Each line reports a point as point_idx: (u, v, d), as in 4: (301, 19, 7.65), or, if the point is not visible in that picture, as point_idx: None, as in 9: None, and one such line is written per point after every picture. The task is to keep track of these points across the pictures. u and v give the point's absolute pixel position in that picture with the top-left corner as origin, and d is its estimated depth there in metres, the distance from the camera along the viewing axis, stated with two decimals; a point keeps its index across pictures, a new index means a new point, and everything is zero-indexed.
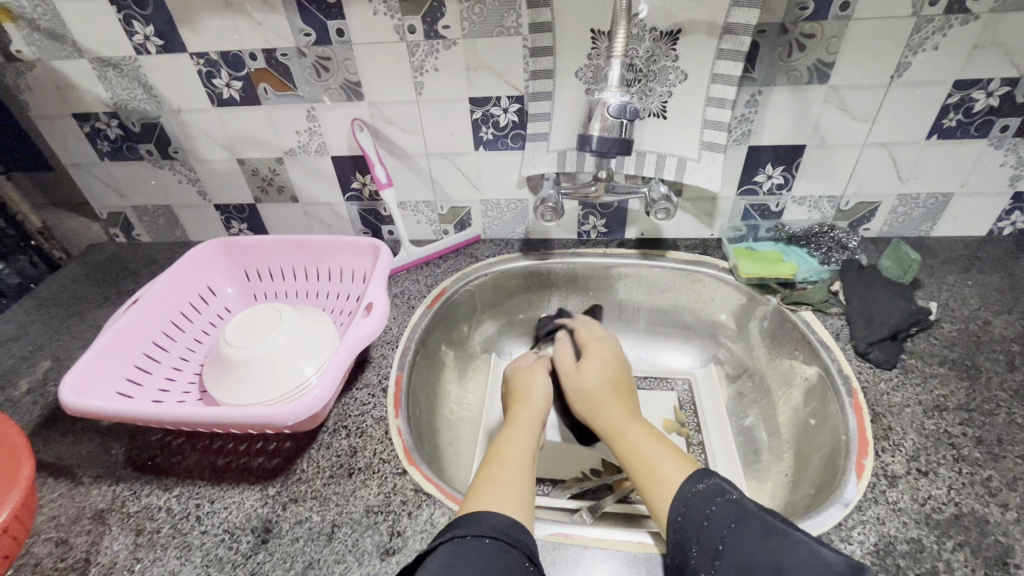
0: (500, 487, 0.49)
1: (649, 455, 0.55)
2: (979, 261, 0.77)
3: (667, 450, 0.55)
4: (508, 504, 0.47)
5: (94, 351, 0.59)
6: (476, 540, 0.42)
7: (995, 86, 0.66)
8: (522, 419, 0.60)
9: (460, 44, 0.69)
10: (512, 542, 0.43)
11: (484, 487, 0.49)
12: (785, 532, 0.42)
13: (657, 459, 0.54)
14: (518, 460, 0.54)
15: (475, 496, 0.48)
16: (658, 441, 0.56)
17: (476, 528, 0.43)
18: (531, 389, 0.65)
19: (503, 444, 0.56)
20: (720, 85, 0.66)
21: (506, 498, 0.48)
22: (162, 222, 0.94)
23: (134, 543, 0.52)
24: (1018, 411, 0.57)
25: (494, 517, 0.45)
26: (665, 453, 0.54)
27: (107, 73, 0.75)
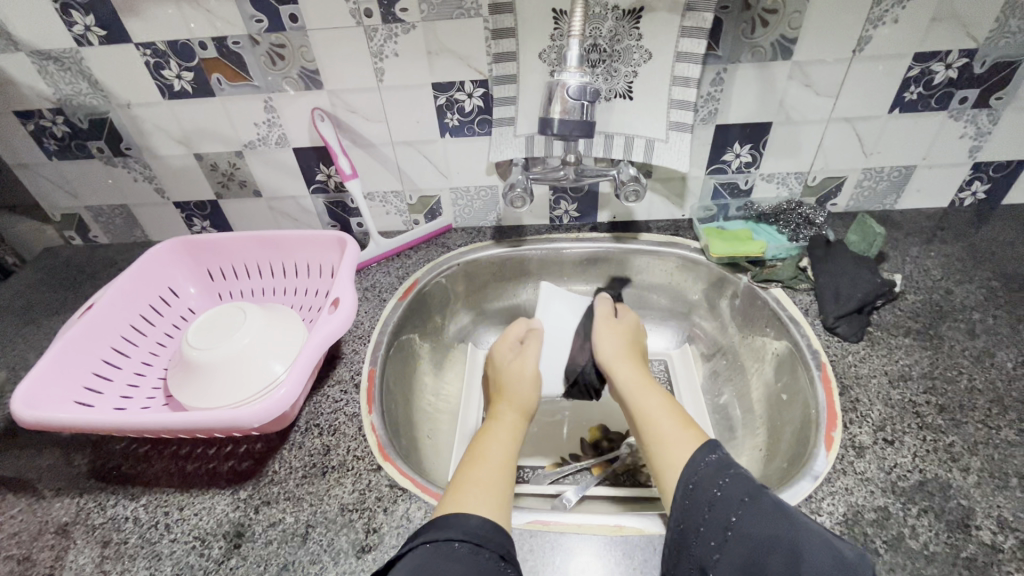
0: (483, 490, 0.48)
1: (661, 420, 0.54)
2: (941, 232, 0.79)
3: (676, 418, 0.55)
4: (491, 503, 0.47)
5: (48, 360, 0.57)
6: (450, 544, 0.42)
7: (954, 58, 0.67)
8: (503, 417, 0.58)
9: (420, 27, 0.66)
10: (486, 542, 0.42)
11: (466, 486, 0.48)
12: (793, 514, 0.41)
13: (669, 425, 0.54)
14: (501, 457, 0.52)
15: (454, 495, 0.47)
16: (669, 407, 0.56)
17: (448, 532, 0.43)
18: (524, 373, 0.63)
19: (484, 443, 0.55)
20: (685, 64, 0.65)
21: (491, 498, 0.47)
22: (120, 222, 0.90)
23: (101, 555, 0.50)
24: (979, 377, 0.59)
25: (471, 520, 0.44)
26: (677, 424, 0.53)
27: (47, 66, 0.71)
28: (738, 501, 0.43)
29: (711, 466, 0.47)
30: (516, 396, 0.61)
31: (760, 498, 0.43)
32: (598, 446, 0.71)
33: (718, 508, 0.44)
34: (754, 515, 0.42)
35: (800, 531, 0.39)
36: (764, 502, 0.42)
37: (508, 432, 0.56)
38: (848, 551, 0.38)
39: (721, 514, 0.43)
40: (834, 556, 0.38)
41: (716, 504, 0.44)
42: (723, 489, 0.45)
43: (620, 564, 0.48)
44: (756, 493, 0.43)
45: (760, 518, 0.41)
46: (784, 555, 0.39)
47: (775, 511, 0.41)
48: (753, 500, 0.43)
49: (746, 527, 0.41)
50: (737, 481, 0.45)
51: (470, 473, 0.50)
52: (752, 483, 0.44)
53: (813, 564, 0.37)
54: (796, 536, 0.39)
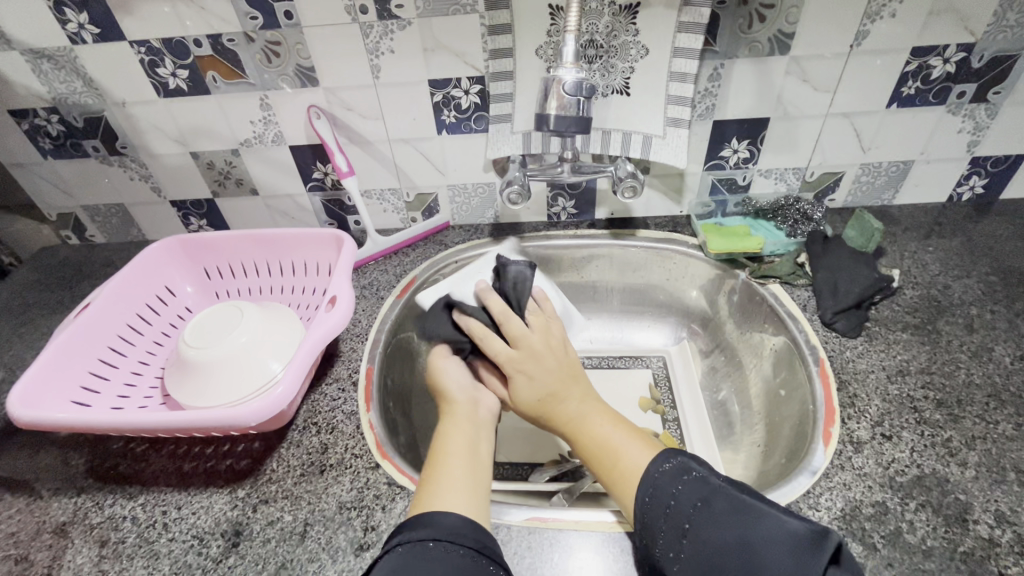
0: (453, 488, 0.47)
1: (611, 443, 0.51)
2: (940, 227, 0.79)
3: (628, 436, 0.51)
4: (465, 501, 0.46)
5: (44, 359, 0.57)
6: (422, 544, 0.41)
7: (951, 52, 0.67)
8: (458, 414, 0.55)
9: (415, 24, 0.66)
10: (461, 539, 0.42)
11: (437, 485, 0.47)
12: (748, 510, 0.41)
13: (619, 451, 0.50)
14: (463, 453, 0.51)
15: (426, 494, 0.47)
16: (619, 426, 0.52)
17: (422, 532, 0.42)
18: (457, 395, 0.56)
19: (443, 439, 0.52)
20: (682, 59, 0.65)
21: (465, 496, 0.46)
22: (117, 221, 0.90)
23: (99, 555, 0.50)
24: (977, 372, 0.59)
25: (447, 518, 0.43)
26: (628, 438, 0.51)
27: (41, 65, 0.71)
28: (692, 506, 0.43)
29: (666, 473, 0.47)
30: (456, 397, 0.56)
31: (711, 500, 0.43)
32: None
33: (674, 514, 0.44)
34: (706, 520, 0.42)
35: (749, 529, 0.40)
36: (716, 505, 0.42)
37: (465, 428, 0.53)
38: (802, 533, 0.38)
39: (677, 521, 0.43)
40: (791, 546, 0.38)
41: (673, 511, 0.44)
42: (678, 495, 0.45)
43: (619, 560, 0.48)
44: (710, 496, 0.43)
45: (711, 524, 0.42)
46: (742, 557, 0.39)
47: (729, 512, 0.42)
48: (707, 505, 0.43)
49: (702, 533, 0.42)
50: (691, 484, 0.45)
51: (437, 471, 0.49)
52: (705, 484, 0.44)
53: (770, 561, 0.38)
54: (747, 536, 0.39)
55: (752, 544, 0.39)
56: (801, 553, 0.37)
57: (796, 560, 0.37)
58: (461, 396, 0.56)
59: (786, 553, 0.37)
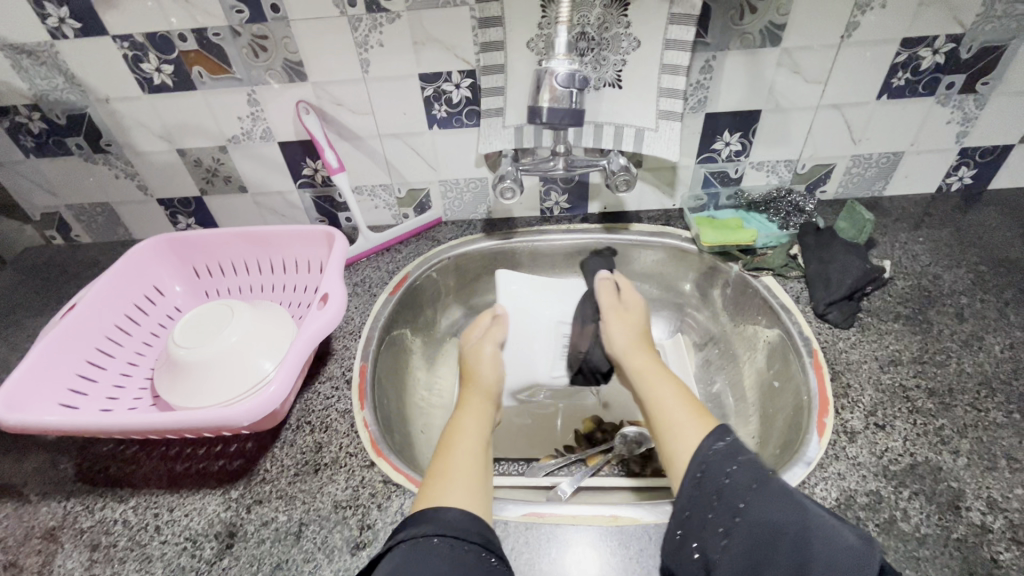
0: (457, 480, 0.47)
1: (669, 408, 0.53)
2: (929, 218, 0.79)
3: (683, 403, 0.53)
4: (469, 496, 0.46)
5: (30, 362, 0.56)
6: (427, 540, 0.41)
7: (941, 43, 0.67)
8: (473, 407, 0.58)
9: (405, 17, 0.65)
10: (465, 535, 0.42)
11: (445, 478, 0.47)
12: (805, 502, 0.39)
13: (673, 413, 0.53)
14: (471, 447, 0.51)
15: (430, 489, 0.46)
16: (682, 393, 0.55)
17: (425, 528, 0.42)
18: (479, 372, 0.62)
19: (455, 433, 0.54)
20: (674, 51, 0.64)
21: (467, 491, 0.46)
22: (102, 220, 0.89)
23: (90, 559, 0.49)
24: (968, 361, 0.60)
25: (449, 514, 0.43)
26: (688, 410, 0.52)
27: (21, 61, 0.69)
28: (746, 487, 0.41)
29: (719, 453, 0.45)
30: (484, 386, 0.61)
31: (770, 484, 0.41)
32: (591, 437, 0.71)
33: (725, 496, 0.42)
34: (764, 502, 0.39)
35: (813, 522, 0.37)
36: (773, 488, 0.40)
37: (477, 421, 0.55)
38: (854, 540, 0.37)
39: (730, 501, 0.41)
40: (847, 549, 0.36)
41: (724, 491, 0.42)
42: (732, 476, 0.43)
43: (616, 553, 0.48)
44: (764, 480, 0.41)
45: (771, 505, 0.39)
46: (794, 544, 0.36)
47: (788, 497, 0.39)
48: (761, 487, 0.41)
49: (755, 515, 0.39)
50: (749, 467, 0.42)
51: (444, 463, 0.49)
52: (761, 469, 0.42)
53: (823, 551, 0.36)
54: (809, 526, 0.37)
55: (814, 534, 0.36)
56: (862, 558, 0.35)
57: (853, 565, 0.35)
58: (488, 375, 0.62)
59: (845, 554, 0.36)
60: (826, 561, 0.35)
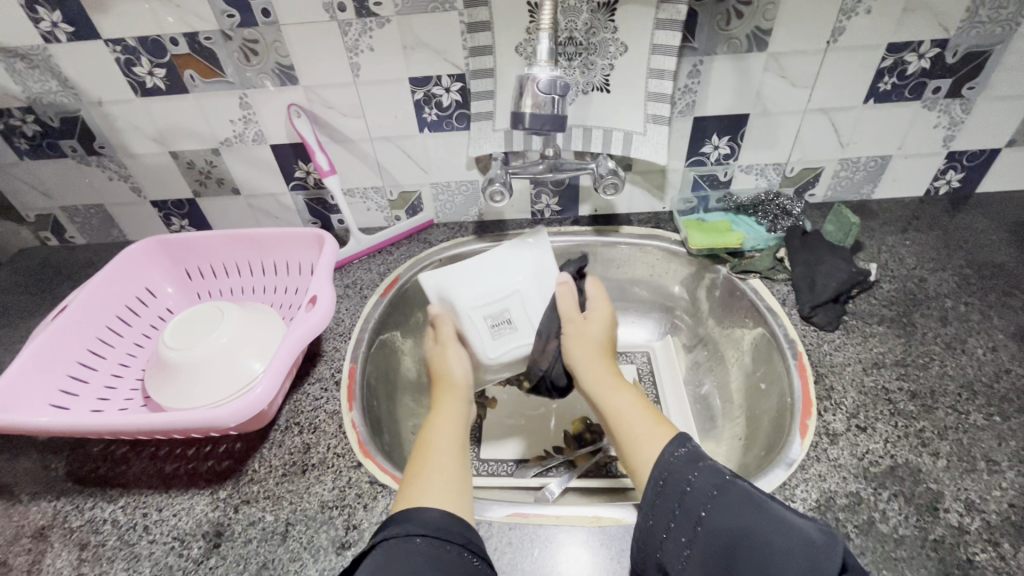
0: (437, 479, 0.48)
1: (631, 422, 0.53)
2: (917, 221, 0.80)
3: (647, 415, 0.54)
4: (448, 495, 0.46)
5: (19, 363, 0.56)
6: (409, 539, 0.42)
7: (926, 48, 0.67)
8: (450, 406, 0.57)
9: (394, 21, 0.66)
10: (448, 536, 0.42)
11: (424, 476, 0.48)
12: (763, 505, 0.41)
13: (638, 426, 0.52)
14: (449, 447, 0.52)
15: (412, 488, 0.47)
16: (644, 407, 0.55)
17: (410, 527, 0.42)
18: (450, 373, 0.61)
19: (431, 433, 0.54)
20: (661, 56, 0.65)
21: (445, 490, 0.47)
22: (97, 222, 0.89)
23: (79, 558, 0.50)
24: (950, 363, 0.60)
25: (430, 514, 0.44)
26: (650, 421, 0.53)
27: (14, 64, 0.70)
28: (706, 496, 0.43)
29: (681, 459, 0.46)
30: (455, 388, 0.60)
31: (730, 490, 0.43)
32: (580, 438, 0.72)
33: (688, 502, 0.43)
34: (722, 509, 0.42)
35: (768, 524, 0.39)
36: (731, 496, 0.42)
37: (451, 422, 0.56)
38: (811, 531, 0.38)
39: (691, 510, 0.43)
40: (803, 545, 0.37)
41: (686, 499, 0.43)
42: (694, 483, 0.44)
43: (598, 554, 0.49)
44: (724, 486, 0.43)
45: (729, 511, 0.41)
46: (749, 549, 0.39)
47: (743, 505, 0.41)
48: (721, 494, 0.42)
49: (715, 522, 0.41)
50: (709, 474, 0.44)
51: (423, 463, 0.50)
52: (721, 474, 0.44)
53: (778, 554, 0.37)
54: (766, 528, 0.39)
55: (768, 538, 0.38)
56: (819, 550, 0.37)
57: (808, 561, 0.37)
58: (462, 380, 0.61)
59: (802, 550, 0.37)
60: (783, 562, 0.37)
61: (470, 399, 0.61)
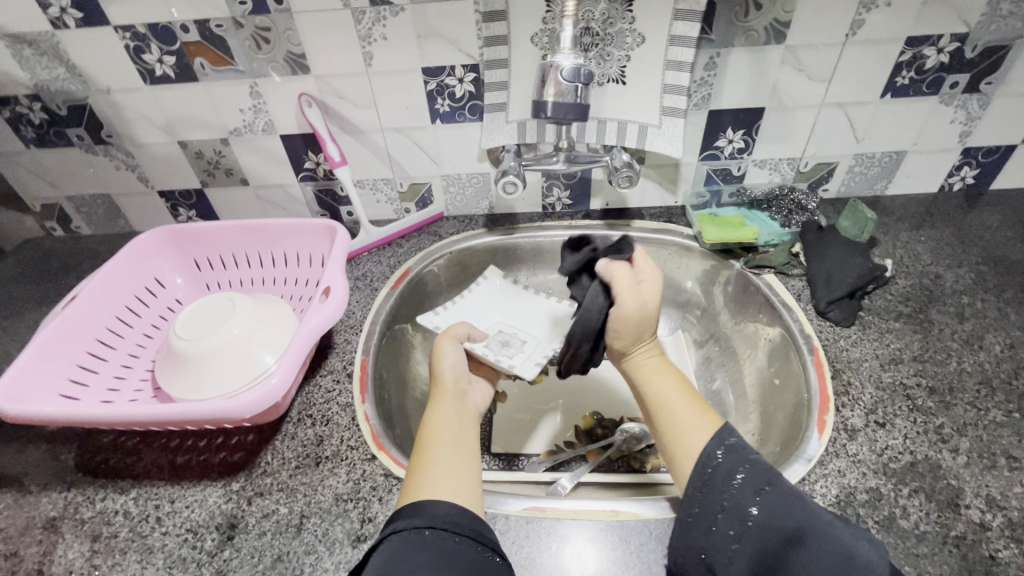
0: (440, 473, 0.47)
1: (676, 407, 0.51)
2: (931, 217, 0.79)
3: (692, 403, 0.51)
4: (451, 490, 0.45)
5: (29, 353, 0.55)
6: (417, 533, 0.41)
7: (946, 42, 0.67)
8: (444, 400, 0.55)
9: (408, 10, 0.65)
10: (454, 527, 0.42)
11: (427, 470, 0.47)
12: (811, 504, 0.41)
13: (682, 411, 0.50)
14: (447, 442, 0.50)
15: (413, 486, 0.46)
16: (688, 394, 0.52)
17: (416, 521, 0.42)
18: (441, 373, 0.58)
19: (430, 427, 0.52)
20: (678, 48, 0.64)
21: (449, 485, 0.46)
22: (103, 212, 0.88)
23: (91, 549, 0.49)
24: (968, 360, 0.60)
25: (436, 509, 0.43)
26: (696, 408, 0.51)
27: (22, 50, 0.69)
28: (757, 490, 0.42)
29: (724, 457, 0.45)
30: (444, 383, 0.57)
31: (781, 487, 0.42)
32: (592, 432, 0.71)
33: (736, 496, 0.43)
34: (774, 505, 0.41)
35: (820, 524, 0.39)
36: (782, 491, 0.42)
37: (450, 416, 0.53)
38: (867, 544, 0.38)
39: (739, 503, 0.42)
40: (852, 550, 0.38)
41: (733, 496, 0.43)
42: (741, 480, 0.43)
43: (616, 548, 0.48)
44: (775, 481, 0.42)
45: (783, 508, 0.41)
46: (806, 549, 0.38)
47: (795, 502, 0.41)
48: (774, 489, 0.42)
49: (765, 520, 0.41)
50: (757, 471, 0.43)
51: (425, 457, 0.49)
52: (770, 471, 0.43)
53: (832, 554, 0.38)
54: (820, 526, 0.39)
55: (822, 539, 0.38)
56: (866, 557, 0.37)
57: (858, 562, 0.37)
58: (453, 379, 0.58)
59: (853, 557, 0.37)
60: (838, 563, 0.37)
61: (467, 392, 0.58)
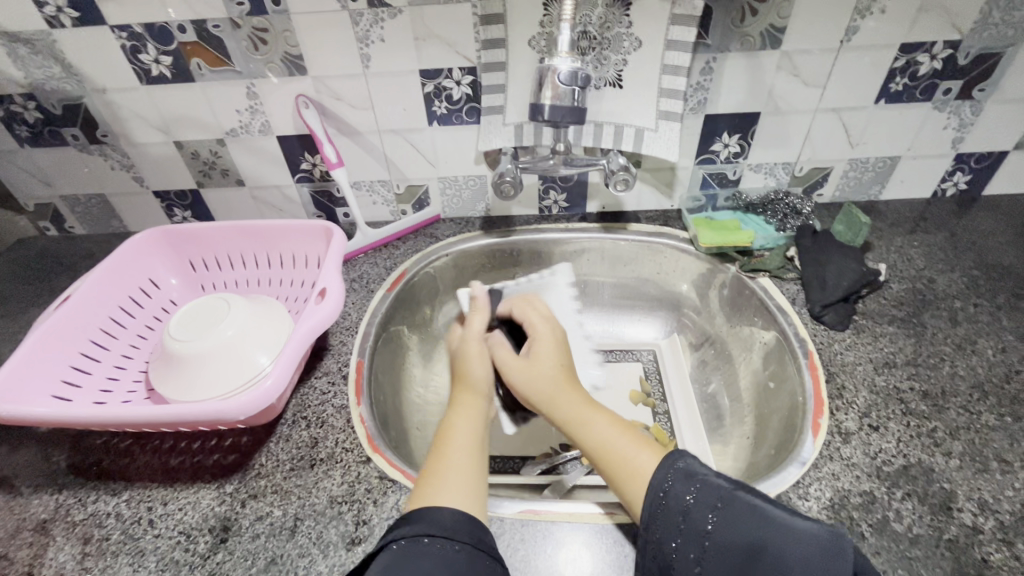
0: (452, 479, 0.46)
1: (617, 443, 0.48)
2: (924, 222, 0.80)
3: (632, 436, 0.49)
4: (468, 496, 0.46)
5: (22, 353, 0.55)
6: (416, 540, 0.41)
7: (938, 49, 0.67)
8: (463, 401, 0.55)
9: (406, 12, 0.65)
10: (457, 535, 0.42)
11: (442, 477, 0.47)
12: (765, 515, 0.40)
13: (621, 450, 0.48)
14: (466, 447, 0.49)
15: (427, 485, 0.46)
16: (622, 426, 0.50)
17: (422, 526, 0.42)
18: (468, 369, 0.57)
19: (448, 426, 0.52)
20: (675, 53, 0.65)
21: (467, 493, 0.46)
22: (98, 212, 0.88)
23: (83, 552, 0.49)
24: (961, 364, 0.60)
25: (443, 514, 0.43)
26: (636, 440, 0.49)
27: (17, 49, 0.68)
28: (711, 507, 0.42)
29: (679, 473, 0.45)
30: (477, 384, 0.56)
31: (733, 503, 0.42)
32: None
33: (692, 514, 0.42)
34: (728, 522, 0.41)
35: (781, 532, 0.38)
36: (736, 507, 0.41)
37: (472, 417, 0.53)
38: (821, 534, 0.38)
39: (697, 523, 0.42)
40: (816, 548, 0.37)
41: (690, 511, 0.43)
42: (694, 496, 0.43)
43: (611, 551, 0.48)
44: (727, 497, 0.42)
45: (733, 524, 0.40)
46: (768, 564, 0.37)
47: (748, 516, 0.40)
48: (725, 506, 0.42)
49: (722, 537, 0.40)
50: (706, 487, 0.43)
51: (438, 461, 0.48)
52: (721, 486, 0.43)
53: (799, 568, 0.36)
54: (776, 538, 0.38)
55: (782, 545, 0.38)
56: (831, 554, 0.37)
57: (827, 565, 0.36)
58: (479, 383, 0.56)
59: (817, 555, 0.37)
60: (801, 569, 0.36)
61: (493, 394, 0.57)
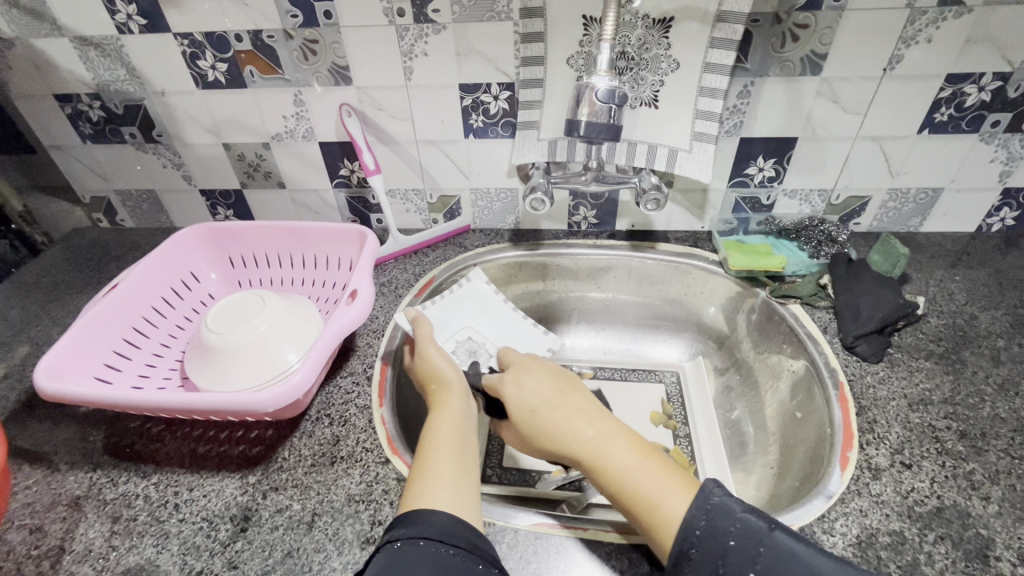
0: (437, 483, 0.46)
1: (642, 480, 0.46)
2: (967, 257, 0.78)
3: (659, 470, 0.47)
4: (455, 497, 0.46)
5: (70, 336, 0.58)
6: (412, 542, 0.41)
7: (987, 81, 0.66)
8: (450, 402, 0.55)
9: (450, 28, 0.67)
10: (449, 538, 0.41)
11: (426, 479, 0.47)
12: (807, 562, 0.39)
13: (654, 490, 0.45)
14: (451, 447, 0.50)
15: (416, 488, 0.46)
16: (641, 452, 0.48)
17: (414, 530, 0.42)
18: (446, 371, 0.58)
19: (433, 430, 0.52)
20: (713, 75, 0.65)
21: (453, 495, 0.46)
22: (147, 207, 0.92)
23: (111, 530, 0.51)
24: (1002, 406, 0.58)
25: (438, 515, 0.43)
26: (661, 474, 0.47)
27: (88, 52, 0.73)
28: (753, 551, 0.40)
29: (717, 509, 0.43)
30: (456, 384, 0.57)
31: (773, 548, 0.40)
32: None
33: (732, 558, 0.41)
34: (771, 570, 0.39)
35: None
36: (779, 553, 0.40)
37: (456, 418, 0.53)
38: None
39: (737, 567, 0.40)
40: None
41: (731, 554, 0.41)
42: (735, 539, 0.41)
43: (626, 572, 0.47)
44: (768, 542, 0.41)
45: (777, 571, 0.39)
46: None
47: (794, 562, 0.39)
48: (768, 551, 0.40)
49: None
50: (748, 530, 0.41)
51: (425, 462, 0.49)
52: (762, 528, 0.41)
53: None
54: None
55: None
56: None
57: None
58: (453, 379, 0.57)
59: None
60: None
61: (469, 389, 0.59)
